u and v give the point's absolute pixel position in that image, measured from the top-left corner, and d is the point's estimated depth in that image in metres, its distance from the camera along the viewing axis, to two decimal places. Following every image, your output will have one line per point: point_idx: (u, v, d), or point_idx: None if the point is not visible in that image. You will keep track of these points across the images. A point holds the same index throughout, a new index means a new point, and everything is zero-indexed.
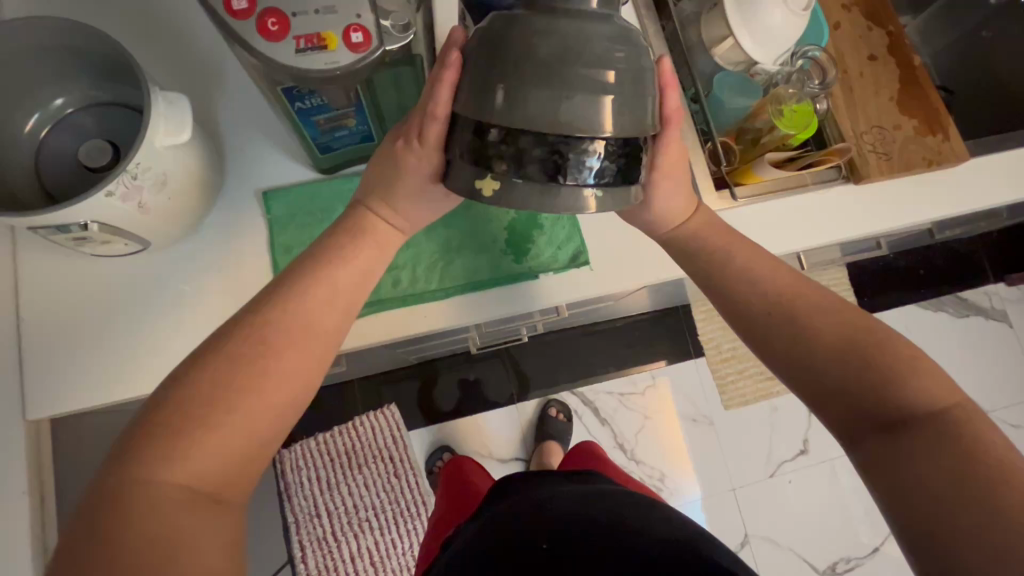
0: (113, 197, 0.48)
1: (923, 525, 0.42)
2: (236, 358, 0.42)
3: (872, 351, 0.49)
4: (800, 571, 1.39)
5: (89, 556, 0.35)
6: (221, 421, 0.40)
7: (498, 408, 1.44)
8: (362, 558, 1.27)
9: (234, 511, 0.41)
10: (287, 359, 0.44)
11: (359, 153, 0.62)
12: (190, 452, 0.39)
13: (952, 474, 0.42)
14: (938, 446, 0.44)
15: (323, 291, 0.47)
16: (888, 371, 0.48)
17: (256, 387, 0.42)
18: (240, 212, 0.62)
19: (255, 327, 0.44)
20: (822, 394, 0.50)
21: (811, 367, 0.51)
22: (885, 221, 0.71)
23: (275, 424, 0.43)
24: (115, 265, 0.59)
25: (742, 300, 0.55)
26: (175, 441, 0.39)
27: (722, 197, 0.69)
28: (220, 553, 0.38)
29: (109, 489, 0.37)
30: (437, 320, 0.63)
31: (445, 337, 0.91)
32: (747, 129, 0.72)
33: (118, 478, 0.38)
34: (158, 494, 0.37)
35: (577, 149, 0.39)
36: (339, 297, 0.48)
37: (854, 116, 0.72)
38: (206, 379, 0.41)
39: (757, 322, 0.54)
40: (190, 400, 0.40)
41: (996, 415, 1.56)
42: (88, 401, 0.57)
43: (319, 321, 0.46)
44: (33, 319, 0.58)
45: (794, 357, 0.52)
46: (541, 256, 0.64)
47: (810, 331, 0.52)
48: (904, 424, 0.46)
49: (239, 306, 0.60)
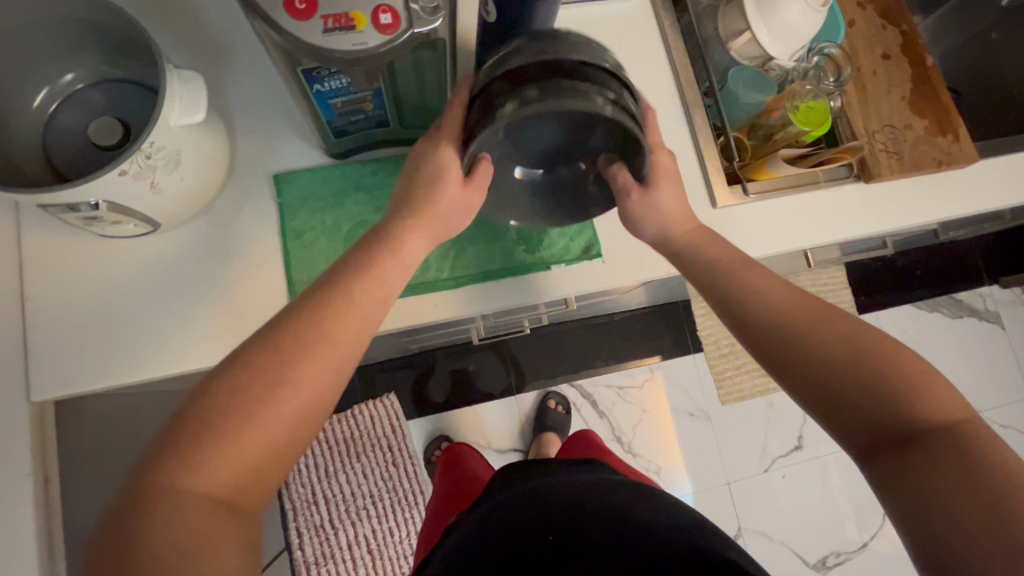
0: (126, 176, 0.47)
1: (942, 545, 0.41)
2: (262, 364, 0.42)
3: (881, 364, 0.47)
4: (790, 564, 1.41)
5: (117, 556, 0.35)
6: (245, 425, 0.40)
7: (497, 398, 1.45)
8: (359, 546, 1.28)
9: (250, 514, 0.40)
10: (313, 365, 0.43)
11: (373, 138, 0.61)
12: (214, 456, 0.39)
13: (965, 491, 0.41)
14: (952, 462, 0.43)
15: (345, 297, 0.46)
16: (902, 383, 0.47)
17: (279, 395, 0.42)
18: (250, 195, 0.61)
19: (278, 333, 0.44)
20: (832, 409, 0.48)
21: (821, 382, 0.49)
22: (894, 220, 0.72)
23: (296, 431, 0.43)
24: (123, 245, 0.58)
25: (748, 313, 0.54)
26: (200, 441, 0.39)
27: (734, 192, 0.69)
28: (240, 556, 0.38)
29: (138, 486, 0.37)
30: (447, 309, 0.62)
31: (451, 327, 0.91)
32: (760, 124, 0.72)
33: (147, 476, 0.38)
34: (183, 496, 0.37)
35: (568, 69, 0.44)
36: (365, 303, 0.47)
37: (866, 114, 0.72)
38: (235, 381, 0.41)
39: (764, 334, 0.53)
40: (217, 405, 0.40)
41: (986, 415, 1.59)
42: (94, 383, 0.56)
43: (343, 327, 0.46)
44: (39, 298, 0.57)
45: (803, 371, 0.50)
46: (553, 247, 0.64)
47: (818, 344, 0.50)
48: (918, 440, 0.44)
49: (248, 290, 0.59)
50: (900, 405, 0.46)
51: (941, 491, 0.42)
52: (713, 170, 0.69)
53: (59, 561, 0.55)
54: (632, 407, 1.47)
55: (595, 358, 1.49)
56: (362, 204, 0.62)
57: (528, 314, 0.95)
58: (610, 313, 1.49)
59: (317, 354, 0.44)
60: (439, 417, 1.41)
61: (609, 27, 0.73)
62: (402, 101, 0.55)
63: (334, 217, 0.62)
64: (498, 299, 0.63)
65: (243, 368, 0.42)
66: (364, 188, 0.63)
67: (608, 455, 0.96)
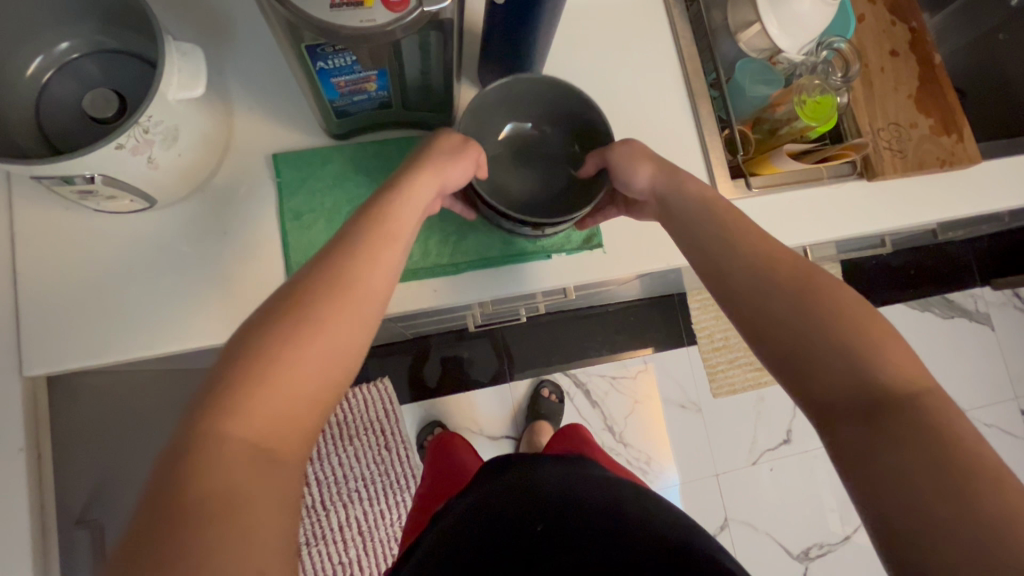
0: (123, 149, 0.46)
1: (901, 516, 0.38)
2: (290, 316, 0.42)
3: (863, 328, 0.45)
4: (773, 555, 1.44)
5: (161, 510, 0.33)
6: (282, 375, 0.40)
7: (491, 386, 1.45)
8: (350, 527, 1.29)
9: (293, 471, 0.39)
10: (338, 320, 0.43)
11: (375, 120, 0.60)
12: (251, 406, 0.38)
13: (934, 465, 0.38)
14: (923, 433, 0.39)
15: (368, 251, 0.47)
16: (878, 350, 0.44)
17: (307, 343, 0.41)
18: (248, 173, 0.61)
19: (305, 287, 0.44)
20: (800, 369, 0.46)
21: (796, 340, 0.46)
22: (894, 218, 0.72)
23: (329, 382, 0.42)
24: (118, 221, 0.57)
25: (731, 269, 0.52)
26: (246, 392, 0.38)
27: (737, 186, 0.69)
28: (286, 506, 0.37)
29: (175, 445, 0.36)
30: (446, 295, 0.62)
31: (447, 314, 0.90)
32: (766, 118, 0.72)
33: (184, 434, 0.37)
34: (225, 450, 0.36)
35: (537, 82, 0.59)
36: (386, 261, 0.48)
37: (872, 112, 0.72)
38: (264, 332, 0.41)
39: (744, 291, 0.50)
40: (250, 358, 0.40)
41: (971, 414, 1.61)
42: (88, 360, 0.55)
43: (370, 281, 0.46)
44: (32, 273, 0.56)
45: (780, 329, 0.47)
46: (555, 236, 0.64)
47: (803, 302, 0.47)
48: (888, 408, 0.41)
49: (244, 270, 0.59)
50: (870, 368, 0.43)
51: (905, 458, 0.39)
52: (716, 163, 0.69)
53: (52, 537, 0.54)
54: (624, 398, 1.48)
55: (589, 349, 1.49)
56: (362, 187, 0.62)
57: (524, 303, 0.95)
58: (605, 304, 1.49)
59: (343, 309, 0.44)
60: (432, 403, 1.41)
61: (617, 14, 0.72)
62: (405, 83, 0.54)
63: (333, 199, 0.61)
64: (497, 287, 0.63)
65: (264, 330, 0.41)
66: (365, 171, 0.62)
67: (597, 452, 0.96)
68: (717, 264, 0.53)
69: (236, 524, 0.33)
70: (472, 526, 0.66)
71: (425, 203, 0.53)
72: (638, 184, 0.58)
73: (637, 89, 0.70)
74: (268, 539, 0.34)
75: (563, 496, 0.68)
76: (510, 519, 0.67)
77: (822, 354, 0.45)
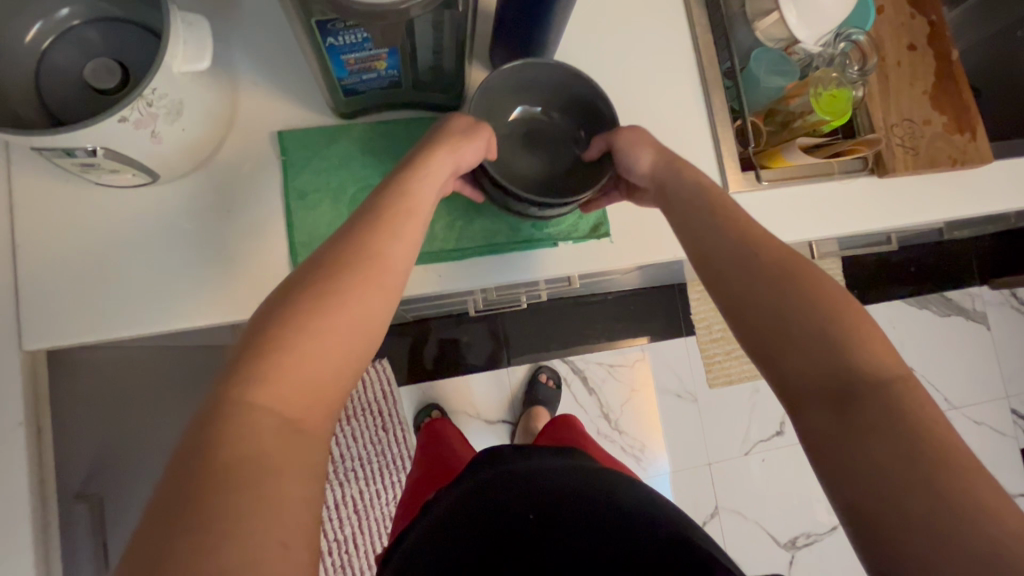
0: (127, 123, 0.45)
1: (865, 502, 0.38)
2: (314, 289, 0.42)
3: (841, 313, 0.44)
4: (761, 543, 1.47)
5: (188, 475, 0.33)
6: (306, 346, 0.40)
7: (489, 370, 1.46)
8: (346, 506, 1.30)
9: (318, 439, 0.39)
10: (363, 292, 0.43)
11: (384, 99, 0.59)
12: (276, 375, 0.38)
13: (899, 452, 0.38)
14: (892, 419, 0.39)
15: (388, 226, 0.47)
16: (855, 336, 0.43)
17: (331, 315, 0.41)
18: (252, 150, 0.59)
19: (329, 259, 0.44)
20: (776, 350, 0.45)
21: (775, 320, 0.46)
22: (902, 216, 0.71)
23: (351, 355, 0.42)
24: (119, 195, 0.56)
25: (713, 247, 0.51)
26: (271, 362, 0.38)
27: (747, 179, 0.68)
28: (310, 477, 0.36)
29: (202, 412, 0.36)
30: (451, 280, 0.62)
31: (450, 298, 0.90)
32: (780, 110, 0.71)
33: (211, 401, 0.37)
34: (252, 415, 0.36)
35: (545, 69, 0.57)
36: (407, 236, 0.48)
37: (886, 107, 0.71)
38: (289, 303, 0.41)
39: (725, 271, 0.50)
40: (275, 329, 0.40)
41: (961, 412, 1.63)
42: (88, 335, 0.55)
43: (391, 256, 0.46)
44: (32, 246, 0.55)
45: (759, 309, 0.47)
46: (562, 224, 0.63)
47: (784, 283, 0.47)
48: (859, 392, 0.41)
49: (247, 249, 0.58)
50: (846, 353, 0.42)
51: (880, 455, 0.38)
52: (727, 155, 0.68)
53: (52, 510, 0.54)
54: (621, 385, 1.48)
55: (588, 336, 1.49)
56: (368, 168, 0.61)
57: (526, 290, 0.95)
58: (606, 293, 1.48)
59: (367, 283, 0.44)
60: (429, 386, 1.42)
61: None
62: (417, 63, 0.53)
63: (339, 179, 0.60)
64: (502, 274, 0.62)
65: (289, 302, 0.41)
66: (371, 151, 0.61)
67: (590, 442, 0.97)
68: (700, 242, 0.52)
69: (260, 492, 0.33)
70: (466, 514, 0.65)
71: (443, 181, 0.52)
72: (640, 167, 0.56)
73: (650, 75, 0.69)
74: (295, 506, 0.34)
75: (560, 481, 0.69)
76: (504, 509, 0.67)
77: (809, 346, 0.44)
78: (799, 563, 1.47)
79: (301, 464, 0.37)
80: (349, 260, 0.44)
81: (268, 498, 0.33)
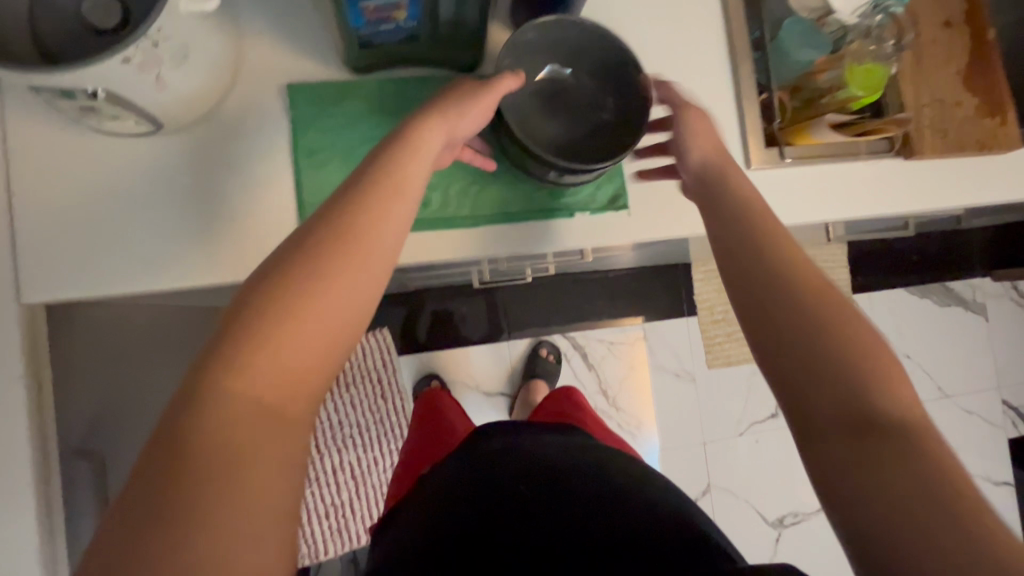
0: (130, 64, 0.42)
1: (884, 549, 0.35)
2: (294, 270, 0.38)
3: (869, 345, 0.42)
4: (750, 521, 1.50)
5: (161, 470, 0.32)
6: (285, 333, 0.37)
7: (490, 343, 1.46)
8: (343, 472, 1.30)
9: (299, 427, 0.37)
10: (348, 275, 0.40)
11: (400, 55, 0.57)
12: (252, 365, 0.36)
13: (923, 495, 0.35)
14: (917, 459, 0.37)
15: (378, 203, 0.42)
16: (880, 369, 0.41)
17: (313, 299, 0.38)
18: (260, 103, 0.57)
19: (313, 237, 0.40)
20: (798, 375, 0.42)
21: (801, 345, 0.43)
22: (924, 200, 0.70)
23: (337, 340, 0.39)
24: (120, 146, 0.54)
25: (740, 264, 0.48)
26: (248, 350, 0.36)
27: (770, 155, 0.66)
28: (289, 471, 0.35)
29: (177, 401, 0.35)
30: (466, 247, 0.59)
31: (456, 267, 0.88)
32: (807, 85, 0.67)
33: (185, 391, 0.35)
34: (226, 406, 0.35)
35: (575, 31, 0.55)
36: (399, 213, 0.43)
37: (917, 86, 0.69)
38: (267, 286, 0.38)
39: (751, 287, 0.47)
40: (252, 313, 0.37)
41: (954, 401, 1.65)
42: (89, 291, 0.53)
43: (380, 233, 0.42)
44: (28, 196, 0.53)
45: (785, 332, 0.44)
46: (579, 193, 0.61)
47: (812, 307, 0.44)
48: (882, 429, 0.38)
49: (254, 207, 0.56)
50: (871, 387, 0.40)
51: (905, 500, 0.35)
52: (751, 129, 0.66)
53: (54, 465, 0.54)
54: (621, 363, 1.49)
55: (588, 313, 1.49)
56: (381, 127, 0.58)
57: (533, 262, 0.93)
58: (609, 270, 1.47)
59: (352, 265, 0.40)
60: (428, 356, 1.42)
61: None
62: (438, 15, 0.52)
63: (350, 137, 0.58)
64: (516, 243, 0.61)
65: (268, 284, 0.38)
66: (384, 109, 0.58)
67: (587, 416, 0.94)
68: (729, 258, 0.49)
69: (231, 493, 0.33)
70: (456, 493, 0.66)
71: (437, 151, 0.48)
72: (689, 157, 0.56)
73: (676, 41, 0.66)
74: (268, 504, 0.34)
75: (556, 464, 0.67)
76: (494, 491, 0.66)
77: (832, 364, 0.41)
78: (785, 540, 1.51)
79: (279, 455, 0.35)
80: (334, 239, 0.40)
81: (234, 497, 0.33)
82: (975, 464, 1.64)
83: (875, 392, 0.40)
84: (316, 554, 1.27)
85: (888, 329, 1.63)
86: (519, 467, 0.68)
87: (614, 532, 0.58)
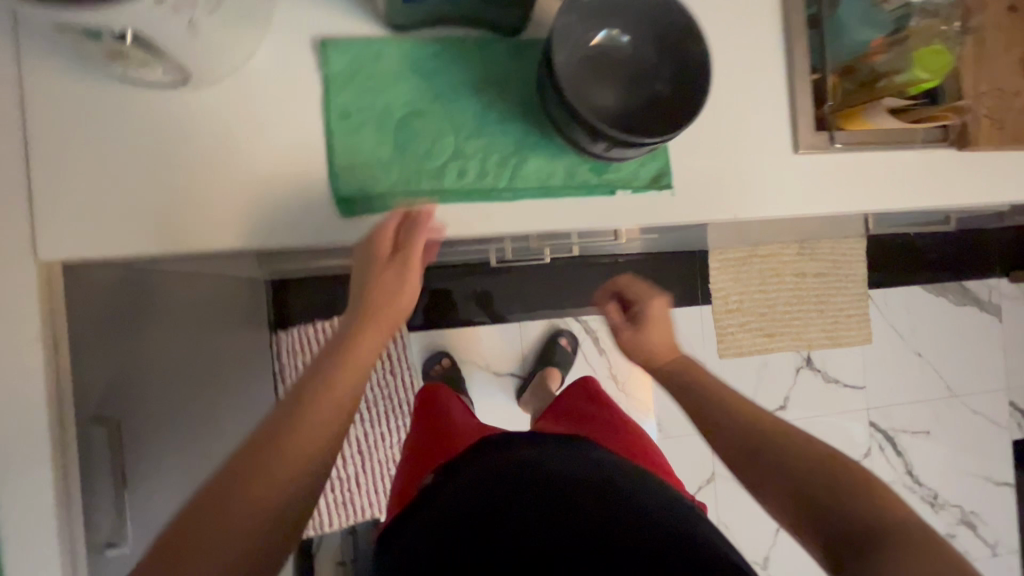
0: (163, 5, 0.39)
1: None
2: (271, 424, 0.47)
3: (856, 475, 0.51)
4: (752, 510, 1.51)
5: None
6: (258, 485, 0.44)
7: (502, 323, 1.43)
8: (349, 446, 1.30)
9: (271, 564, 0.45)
10: (312, 429, 0.47)
11: (443, 12, 0.53)
12: (225, 514, 0.43)
13: None
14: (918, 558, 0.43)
15: (342, 358, 0.50)
16: (872, 492, 0.50)
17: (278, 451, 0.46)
18: (291, 58, 0.53)
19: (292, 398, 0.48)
20: (804, 509, 0.52)
21: (797, 480, 0.53)
22: (975, 194, 0.67)
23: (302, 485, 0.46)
24: (143, 96, 0.51)
25: (725, 424, 0.62)
26: (219, 504, 0.43)
27: (820, 139, 0.63)
28: None
29: (175, 531, 0.43)
30: (501, 222, 0.56)
31: (478, 245, 0.85)
32: (863, 66, 0.63)
33: (179, 525, 0.43)
34: (201, 548, 0.42)
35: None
36: (357, 363, 0.51)
37: (979, 73, 0.65)
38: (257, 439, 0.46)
39: (738, 442, 0.59)
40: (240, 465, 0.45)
41: (962, 401, 1.65)
42: (107, 249, 0.51)
43: (340, 387, 0.49)
44: (44, 146, 0.50)
45: (783, 477, 0.54)
46: (622, 170, 0.58)
47: (793, 450, 0.55)
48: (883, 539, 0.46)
49: (282, 170, 0.53)
50: (866, 505, 0.49)
51: None
52: (803, 110, 0.62)
53: (72, 431, 0.52)
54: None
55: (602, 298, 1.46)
56: (418, 90, 0.55)
57: (556, 242, 0.90)
58: (624, 254, 1.45)
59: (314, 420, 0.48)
60: (438, 335, 1.40)
61: None
62: None
63: (386, 99, 0.55)
64: (554, 220, 0.58)
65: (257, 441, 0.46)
66: (422, 72, 0.55)
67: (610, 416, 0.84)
68: (714, 421, 0.63)
69: None
70: (450, 507, 0.57)
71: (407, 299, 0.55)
72: (643, 334, 0.74)
73: (729, 11, 0.62)
74: None
75: (553, 462, 0.60)
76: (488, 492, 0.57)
77: (776, 465, 0.55)
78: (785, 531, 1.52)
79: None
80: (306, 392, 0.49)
81: None
82: (978, 463, 1.64)
83: (797, 465, 0.54)
84: (321, 526, 1.28)
85: (902, 326, 1.61)
86: (516, 466, 0.60)
87: (609, 526, 0.52)
